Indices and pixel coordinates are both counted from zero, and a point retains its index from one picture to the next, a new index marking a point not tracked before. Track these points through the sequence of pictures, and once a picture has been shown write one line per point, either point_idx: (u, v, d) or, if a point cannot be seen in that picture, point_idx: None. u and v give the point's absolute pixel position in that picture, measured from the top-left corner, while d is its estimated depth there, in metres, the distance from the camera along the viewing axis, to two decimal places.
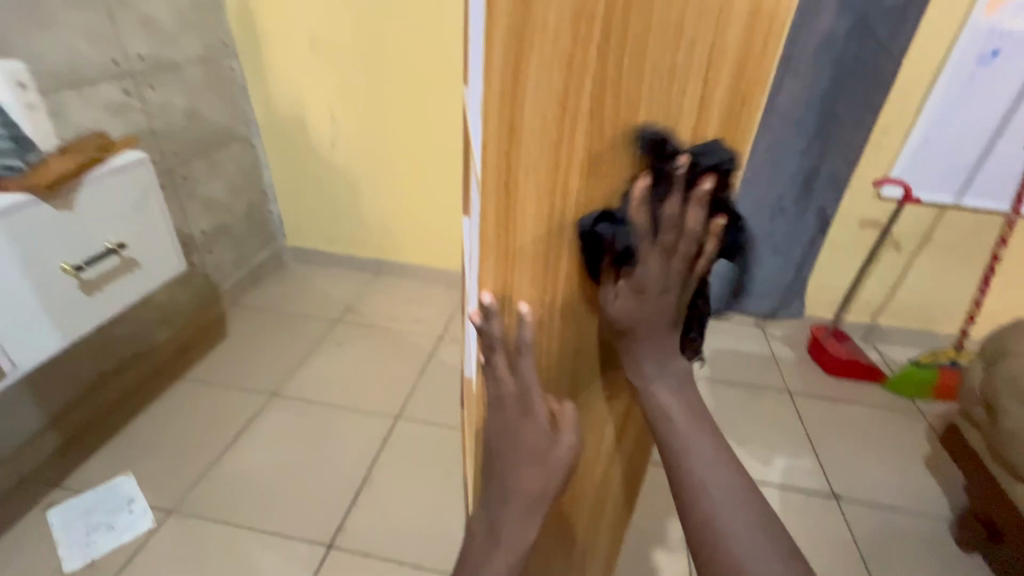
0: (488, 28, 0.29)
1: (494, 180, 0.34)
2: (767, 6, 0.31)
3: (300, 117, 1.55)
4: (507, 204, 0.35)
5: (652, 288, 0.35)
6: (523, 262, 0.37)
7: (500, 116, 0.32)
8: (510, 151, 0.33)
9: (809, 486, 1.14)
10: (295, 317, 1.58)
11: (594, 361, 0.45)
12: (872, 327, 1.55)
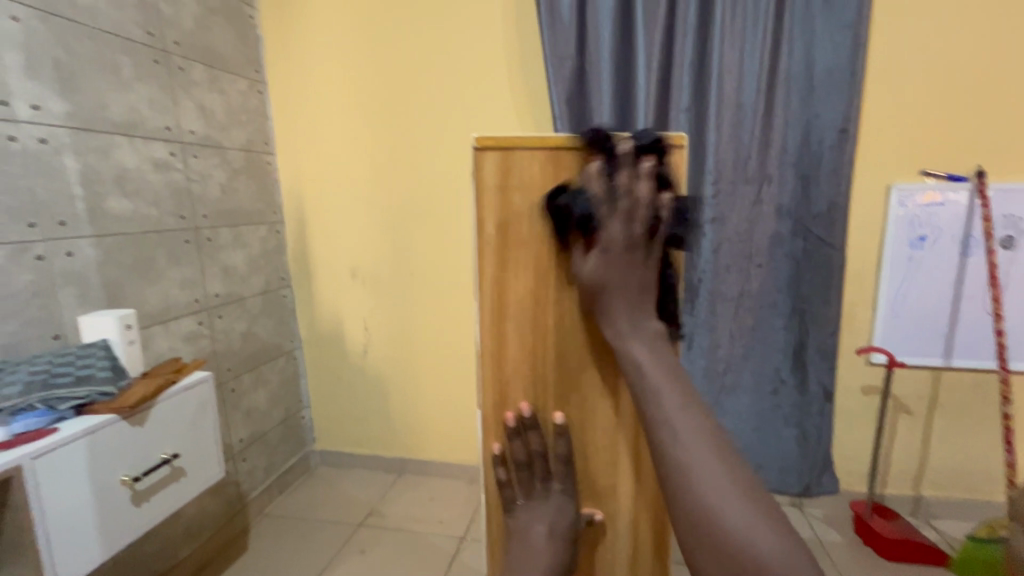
0: (482, 269, 0.58)
1: (490, 349, 0.60)
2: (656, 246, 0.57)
3: (339, 331, 1.80)
4: (500, 362, 0.60)
5: (617, 245, 0.51)
6: (515, 398, 0.60)
7: (492, 311, 0.59)
8: (500, 331, 0.59)
9: None
10: (317, 524, 1.57)
11: (586, 482, 0.61)
12: (917, 499, 1.47)
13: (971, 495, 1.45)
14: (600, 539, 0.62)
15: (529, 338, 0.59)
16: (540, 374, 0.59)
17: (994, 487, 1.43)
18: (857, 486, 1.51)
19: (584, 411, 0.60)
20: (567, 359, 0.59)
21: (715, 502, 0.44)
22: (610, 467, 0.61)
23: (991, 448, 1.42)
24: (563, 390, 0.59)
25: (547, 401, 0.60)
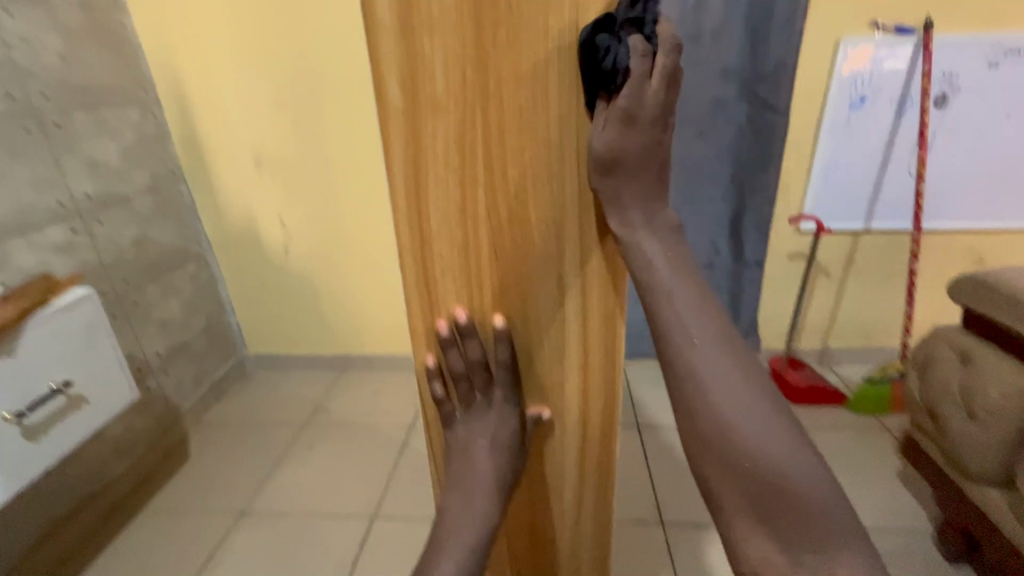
0: (388, 152, 0.46)
1: (410, 248, 0.50)
2: None
3: (253, 229, 1.61)
4: (424, 263, 0.50)
5: (643, 119, 0.43)
6: (445, 301, 0.52)
7: (407, 203, 0.48)
8: (420, 226, 0.49)
9: None
10: (261, 427, 1.54)
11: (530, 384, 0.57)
12: (825, 350, 1.63)
13: (871, 343, 1.62)
14: (550, 438, 0.59)
15: (456, 234, 0.49)
16: (473, 274, 0.51)
17: (889, 334, 1.60)
18: (776, 344, 1.64)
19: (526, 314, 0.53)
20: (502, 254, 0.50)
21: (725, 410, 0.42)
22: (555, 370, 0.56)
23: (894, 301, 1.55)
24: (501, 293, 0.52)
25: (483, 307, 0.53)
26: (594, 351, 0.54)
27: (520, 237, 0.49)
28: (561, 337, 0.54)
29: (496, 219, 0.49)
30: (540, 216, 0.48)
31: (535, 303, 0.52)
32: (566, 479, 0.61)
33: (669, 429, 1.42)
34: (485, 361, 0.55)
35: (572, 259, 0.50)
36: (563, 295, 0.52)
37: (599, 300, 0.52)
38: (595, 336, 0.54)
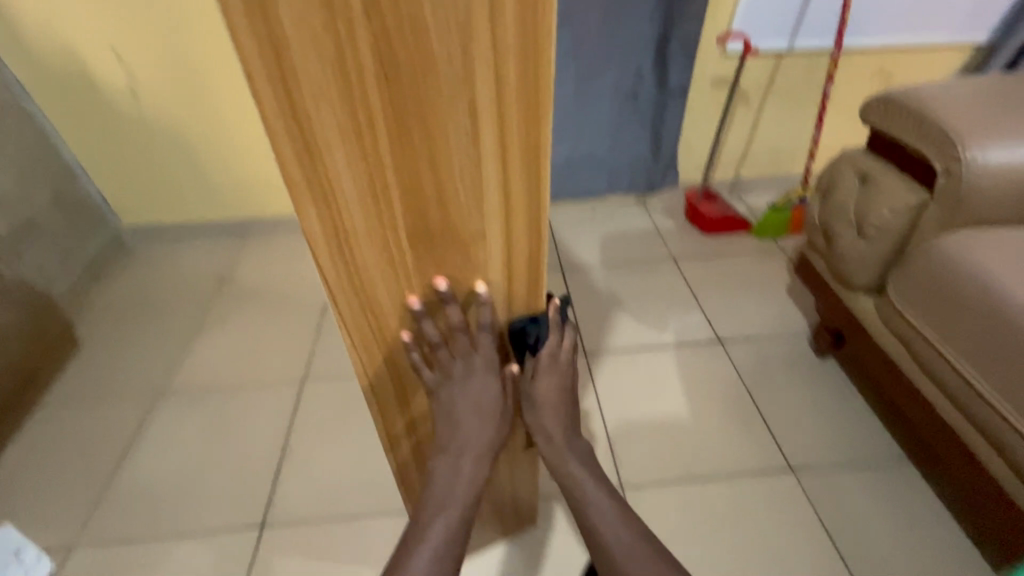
0: None
1: (268, 76, 0.36)
2: None
3: (82, 68, 1.28)
4: (292, 96, 0.38)
5: (546, 367, 0.60)
6: (330, 148, 0.41)
7: (250, 4, 0.33)
8: (274, 41, 0.35)
9: (698, 336, 1.25)
10: (162, 304, 1.41)
11: (446, 241, 0.49)
12: (736, 180, 1.68)
13: (778, 171, 1.68)
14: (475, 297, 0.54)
15: (328, 50, 0.36)
16: (360, 107, 0.39)
17: (795, 161, 1.66)
18: (693, 176, 1.66)
19: (434, 149, 0.42)
20: (392, 75, 0.38)
21: (591, 508, 0.59)
22: (475, 217, 0.47)
23: (804, 127, 1.58)
24: (396, 121, 0.40)
25: (376, 143, 0.41)
26: (516, 194, 0.47)
27: (415, 48, 0.37)
28: (479, 176, 0.45)
29: (376, 14, 0.35)
30: (437, 16, 0.36)
31: (441, 133, 0.42)
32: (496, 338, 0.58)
33: (591, 267, 1.47)
34: (392, 221, 0.46)
35: (483, 67, 0.39)
36: (475, 117, 0.41)
37: (519, 130, 0.43)
38: (516, 177, 0.46)
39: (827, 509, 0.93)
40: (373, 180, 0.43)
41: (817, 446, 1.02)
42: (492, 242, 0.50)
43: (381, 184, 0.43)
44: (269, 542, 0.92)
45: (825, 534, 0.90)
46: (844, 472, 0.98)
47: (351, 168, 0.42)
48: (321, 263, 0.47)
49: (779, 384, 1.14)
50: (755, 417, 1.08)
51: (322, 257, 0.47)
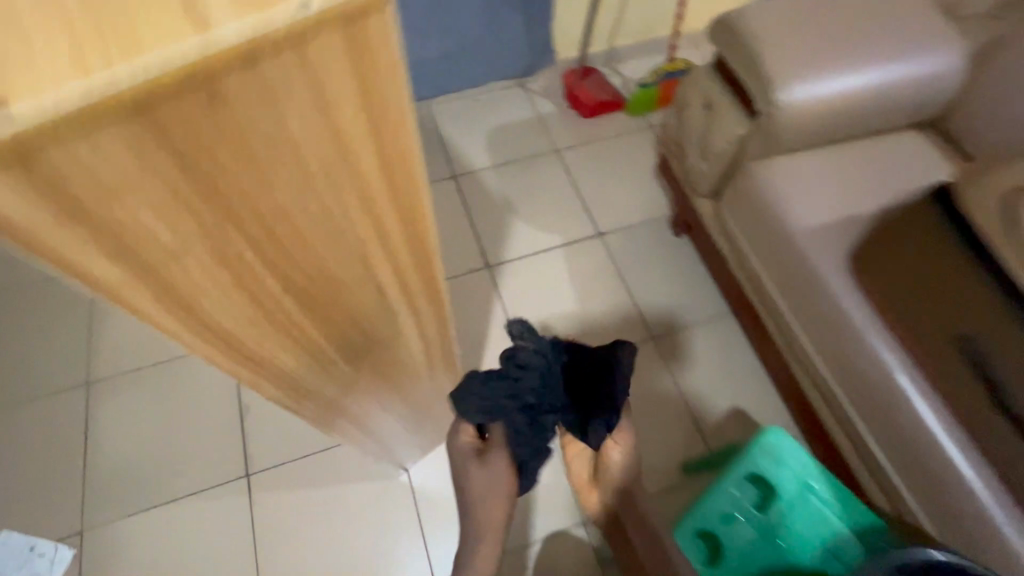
0: (110, 281, 0.34)
1: (195, 328, 0.42)
2: (383, 130, 0.37)
3: None
4: (219, 328, 0.44)
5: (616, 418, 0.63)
6: (259, 337, 0.48)
7: (168, 303, 0.38)
8: (194, 310, 0.41)
9: (581, 233, 1.44)
10: (37, 285, 1.31)
11: (367, 340, 0.61)
12: (611, 50, 1.68)
13: (650, 35, 1.69)
14: (396, 354, 0.68)
15: (243, 295, 0.42)
16: (278, 310, 0.47)
17: (665, 23, 1.67)
18: (569, 53, 1.64)
19: (336, 291, 0.49)
20: (301, 284, 0.46)
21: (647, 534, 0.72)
22: (375, 310, 0.55)
23: None
24: (300, 291, 0.46)
25: (286, 307, 0.47)
26: (415, 297, 0.58)
27: (315, 265, 0.45)
28: (376, 292, 0.52)
29: (276, 263, 0.42)
30: (328, 244, 0.43)
31: (341, 281, 0.48)
32: (416, 363, 0.74)
33: (481, 172, 1.52)
34: (321, 349, 0.56)
35: (374, 253, 0.47)
36: (369, 265, 0.49)
37: (409, 267, 0.53)
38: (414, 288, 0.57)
39: (675, 365, 1.28)
40: (299, 336, 0.52)
41: (671, 317, 1.33)
42: (402, 326, 0.62)
43: (307, 336, 0.53)
44: (258, 486, 1.12)
45: (673, 383, 1.26)
46: (688, 334, 1.31)
47: (280, 339, 0.51)
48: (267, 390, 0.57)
49: (645, 267, 1.39)
50: (626, 301, 1.35)
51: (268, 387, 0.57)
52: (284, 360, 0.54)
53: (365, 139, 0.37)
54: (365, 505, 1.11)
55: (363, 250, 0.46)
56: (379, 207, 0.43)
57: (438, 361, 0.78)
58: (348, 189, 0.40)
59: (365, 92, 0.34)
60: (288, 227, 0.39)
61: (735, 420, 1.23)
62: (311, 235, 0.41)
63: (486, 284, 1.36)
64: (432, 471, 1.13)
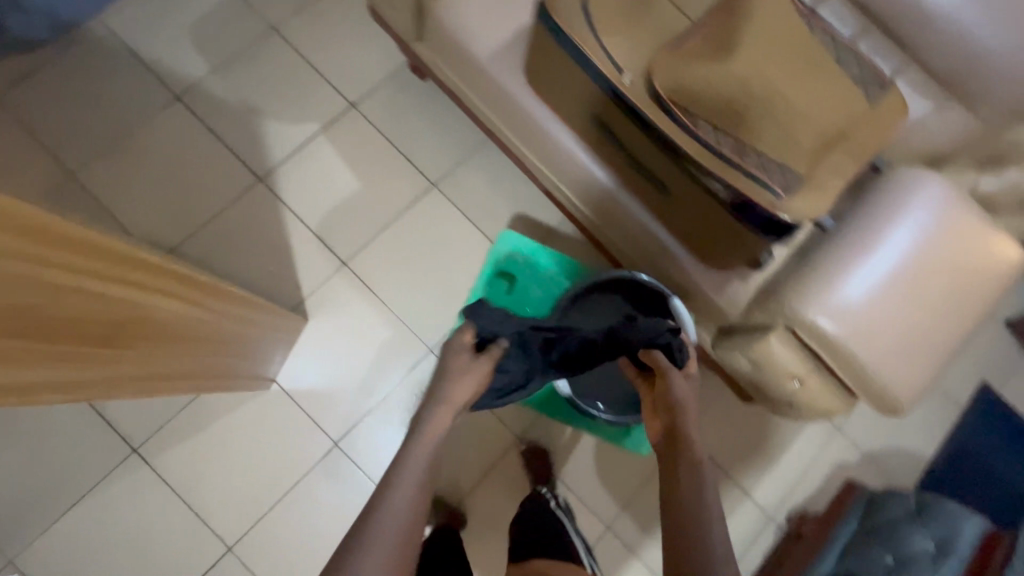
0: None
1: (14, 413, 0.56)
2: (51, 238, 0.48)
3: None
4: (37, 401, 0.58)
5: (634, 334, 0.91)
6: (71, 383, 0.63)
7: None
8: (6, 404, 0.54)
9: (335, 112, 1.43)
10: None
11: (166, 332, 0.76)
12: None
13: None
14: (200, 326, 0.84)
15: (39, 375, 0.56)
16: (72, 366, 0.61)
17: None
18: None
19: (154, 323, 0.72)
20: (82, 341, 0.60)
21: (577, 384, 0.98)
22: (193, 311, 0.81)
23: None
24: (129, 339, 0.69)
25: (128, 352, 0.70)
26: (169, 286, 0.73)
27: (82, 327, 0.58)
28: (180, 302, 0.77)
29: (49, 348, 0.55)
30: (81, 311, 0.57)
31: (152, 317, 0.71)
32: (219, 318, 0.91)
33: (205, 81, 1.40)
34: (127, 361, 0.72)
35: (113, 291, 0.61)
36: (119, 299, 0.63)
37: (146, 275, 0.67)
38: (160, 281, 0.71)
39: (461, 199, 1.42)
40: (106, 362, 0.67)
41: (443, 158, 1.43)
42: (180, 307, 0.77)
43: (112, 358, 0.68)
44: (149, 451, 1.21)
45: (463, 215, 1.42)
46: (463, 167, 1.43)
47: (88, 376, 0.65)
48: (107, 398, 0.73)
49: (408, 123, 1.44)
50: (400, 159, 1.43)
51: (104, 398, 0.73)
52: (101, 382, 0.69)
53: (49, 251, 0.49)
54: (255, 422, 1.27)
55: (104, 297, 0.60)
56: (93, 270, 0.56)
57: (233, 307, 0.95)
58: (62, 281, 0.52)
59: (19, 234, 0.44)
60: (42, 327, 0.52)
61: (522, 223, 1.42)
62: (64, 318, 0.54)
63: (266, 197, 1.37)
64: (296, 373, 1.31)
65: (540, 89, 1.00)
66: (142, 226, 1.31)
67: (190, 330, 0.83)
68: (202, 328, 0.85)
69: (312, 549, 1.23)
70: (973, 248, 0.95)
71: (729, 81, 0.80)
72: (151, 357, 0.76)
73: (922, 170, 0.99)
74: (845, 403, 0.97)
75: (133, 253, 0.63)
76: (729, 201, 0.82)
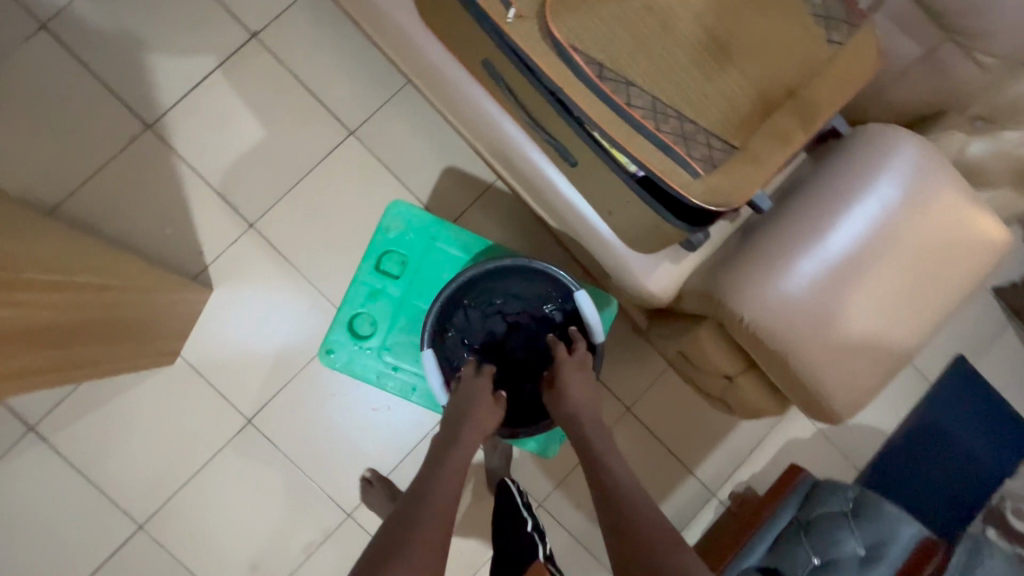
0: None
1: None
2: None
3: None
4: None
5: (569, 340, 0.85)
6: None
7: None
8: None
9: (231, 44, 1.21)
10: None
11: (55, 315, 0.77)
12: None
13: None
14: (82, 299, 0.83)
15: None
16: None
17: None
18: None
19: (40, 321, 0.74)
20: None
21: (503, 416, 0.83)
22: (88, 295, 0.84)
23: None
24: (15, 342, 0.70)
25: (21, 353, 0.72)
26: (28, 274, 0.72)
27: None
28: (65, 292, 0.79)
29: None
30: None
31: (33, 316, 0.72)
32: (101, 288, 0.88)
33: (70, 6, 1.17)
34: (25, 354, 0.73)
35: None
36: None
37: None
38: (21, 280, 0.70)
39: (383, 151, 1.24)
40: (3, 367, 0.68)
41: (361, 100, 1.24)
42: (52, 287, 0.76)
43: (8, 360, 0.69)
44: (48, 431, 1.14)
45: (385, 169, 1.24)
46: (384, 112, 1.24)
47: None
48: (21, 392, 0.75)
49: (318, 58, 1.23)
50: (311, 102, 1.23)
51: (16, 393, 0.74)
52: (9, 380, 0.71)
53: None
54: (162, 399, 1.19)
55: None
56: None
57: (113, 278, 0.92)
58: None
59: None
60: None
61: (452, 178, 1.25)
62: None
63: (157, 148, 1.20)
64: (203, 345, 1.21)
65: (432, 23, 0.79)
66: (15, 183, 1.15)
67: (92, 316, 0.86)
68: (85, 301, 0.84)
69: (230, 525, 1.20)
70: (947, 230, 0.79)
71: (645, 19, 0.64)
72: (54, 349, 0.79)
73: (901, 130, 0.81)
74: (777, 402, 0.87)
75: None
76: (632, 174, 0.66)
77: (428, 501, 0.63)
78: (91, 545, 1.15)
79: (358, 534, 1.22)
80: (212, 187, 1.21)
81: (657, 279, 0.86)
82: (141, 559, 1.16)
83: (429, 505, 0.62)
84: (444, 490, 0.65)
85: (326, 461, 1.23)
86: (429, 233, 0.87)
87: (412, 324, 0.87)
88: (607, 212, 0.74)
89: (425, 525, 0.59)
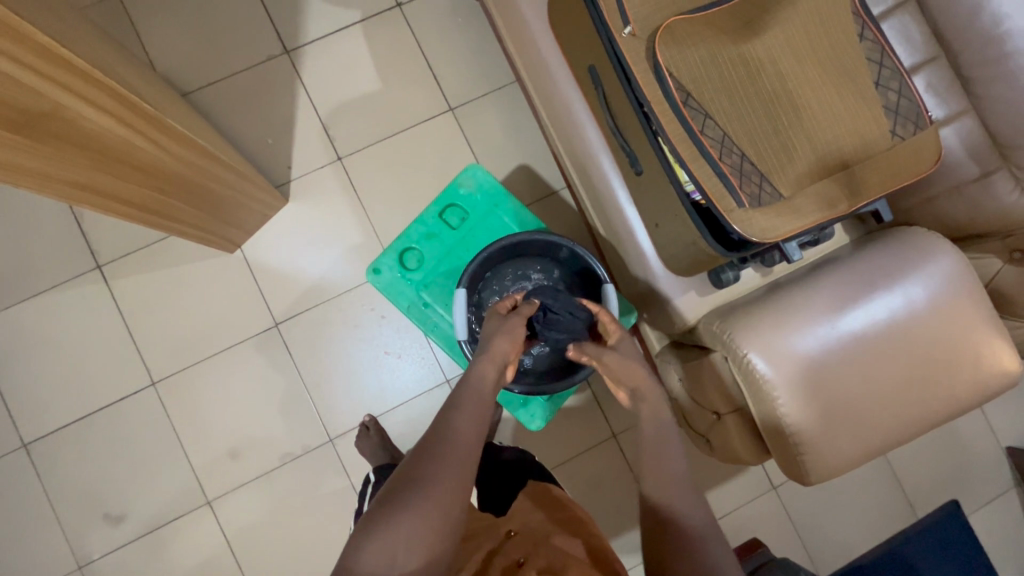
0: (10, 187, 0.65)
1: (56, 193, 0.73)
2: (70, 63, 0.63)
3: None
4: (66, 189, 0.74)
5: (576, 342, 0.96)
6: (91, 188, 0.78)
7: (37, 184, 0.69)
8: (47, 184, 0.70)
9: (377, 6, 1.38)
10: None
11: (162, 157, 0.87)
12: None
13: None
14: (182, 152, 0.92)
15: (61, 178, 0.72)
16: (92, 174, 0.76)
17: None
18: None
19: (161, 161, 0.87)
20: (101, 149, 0.75)
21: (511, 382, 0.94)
22: (200, 160, 0.97)
23: None
24: (118, 169, 0.80)
25: (119, 183, 0.82)
26: (161, 117, 0.84)
27: (104, 138, 0.73)
28: (184, 146, 0.92)
29: (75, 149, 0.71)
30: (103, 125, 0.72)
31: (146, 155, 0.83)
32: (200, 152, 0.97)
33: None
34: (130, 178, 0.84)
35: (122, 114, 0.75)
36: (127, 124, 0.77)
37: (141, 106, 0.79)
38: (153, 114, 0.82)
39: (471, 132, 1.37)
40: (118, 177, 0.81)
41: (468, 85, 1.38)
42: (168, 130, 0.87)
43: (123, 174, 0.82)
44: (110, 273, 1.28)
45: (469, 148, 1.37)
46: (483, 101, 1.38)
47: (109, 186, 0.81)
48: (115, 208, 0.85)
49: (441, 39, 1.38)
50: (425, 73, 1.38)
51: (114, 206, 0.85)
52: (114, 191, 0.83)
53: (64, 69, 0.63)
54: (211, 278, 1.31)
55: (115, 121, 0.74)
56: (104, 94, 0.70)
57: (212, 149, 1.01)
58: (80, 99, 0.67)
59: (47, 59, 0.60)
60: (70, 128, 0.68)
61: (523, 175, 1.37)
62: (94, 123, 0.70)
63: (286, 71, 1.36)
64: (263, 246, 1.33)
65: (555, 27, 0.90)
66: (164, 64, 1.33)
67: (197, 178, 0.98)
68: (185, 155, 0.93)
69: (224, 411, 1.29)
70: (964, 344, 0.82)
71: (735, 64, 0.72)
72: (159, 193, 0.92)
73: (941, 240, 0.86)
74: (758, 453, 0.91)
75: (125, 89, 0.75)
76: (688, 194, 0.75)
77: (446, 441, 0.60)
78: (108, 382, 1.27)
79: (332, 460, 1.29)
80: (318, 118, 1.36)
81: (680, 303, 0.93)
82: (142, 411, 1.27)
83: (439, 456, 0.58)
84: (464, 423, 0.63)
85: (328, 384, 1.31)
86: (494, 201, 0.99)
87: (452, 271, 1.00)
88: (655, 224, 0.85)
89: (444, 453, 0.59)
